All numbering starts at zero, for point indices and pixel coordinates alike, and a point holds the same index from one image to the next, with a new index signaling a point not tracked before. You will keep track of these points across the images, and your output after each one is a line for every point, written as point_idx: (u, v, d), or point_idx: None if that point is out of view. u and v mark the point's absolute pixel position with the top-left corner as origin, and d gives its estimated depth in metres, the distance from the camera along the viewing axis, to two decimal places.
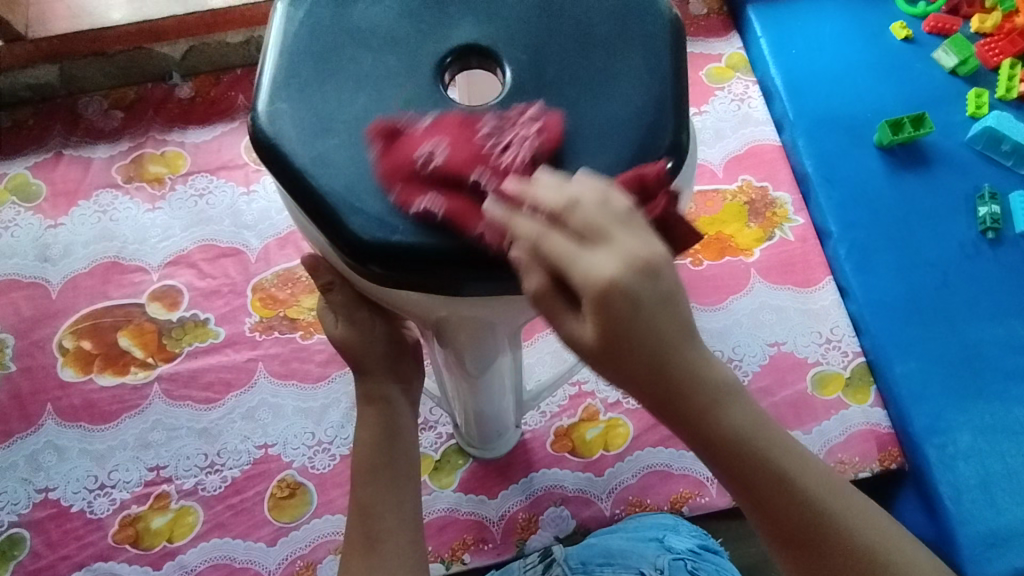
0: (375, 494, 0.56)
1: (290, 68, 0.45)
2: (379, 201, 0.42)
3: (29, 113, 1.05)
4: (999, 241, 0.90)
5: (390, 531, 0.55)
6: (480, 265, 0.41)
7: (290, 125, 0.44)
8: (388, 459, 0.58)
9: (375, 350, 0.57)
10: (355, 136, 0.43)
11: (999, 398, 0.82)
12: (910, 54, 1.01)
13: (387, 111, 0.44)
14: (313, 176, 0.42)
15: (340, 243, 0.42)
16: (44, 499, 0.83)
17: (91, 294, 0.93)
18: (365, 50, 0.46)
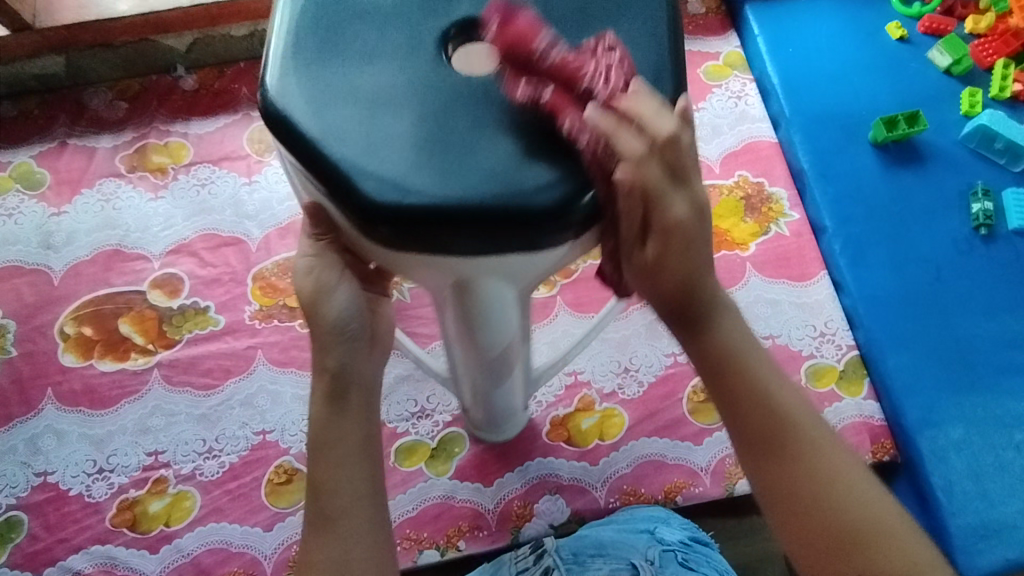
0: (325, 467, 0.54)
1: (296, 51, 0.48)
2: (389, 165, 0.45)
3: (35, 103, 1.06)
4: (991, 237, 0.91)
5: (344, 509, 0.53)
6: (494, 220, 0.44)
7: (299, 101, 0.46)
8: (339, 433, 0.54)
9: (337, 318, 0.55)
10: (364, 108, 0.46)
11: (992, 391, 0.83)
12: (905, 54, 1.02)
13: (393, 83, 0.47)
14: (324, 147, 0.45)
15: (354, 211, 0.45)
16: (43, 482, 0.84)
17: (93, 281, 0.94)
18: (367, 31, 0.49)
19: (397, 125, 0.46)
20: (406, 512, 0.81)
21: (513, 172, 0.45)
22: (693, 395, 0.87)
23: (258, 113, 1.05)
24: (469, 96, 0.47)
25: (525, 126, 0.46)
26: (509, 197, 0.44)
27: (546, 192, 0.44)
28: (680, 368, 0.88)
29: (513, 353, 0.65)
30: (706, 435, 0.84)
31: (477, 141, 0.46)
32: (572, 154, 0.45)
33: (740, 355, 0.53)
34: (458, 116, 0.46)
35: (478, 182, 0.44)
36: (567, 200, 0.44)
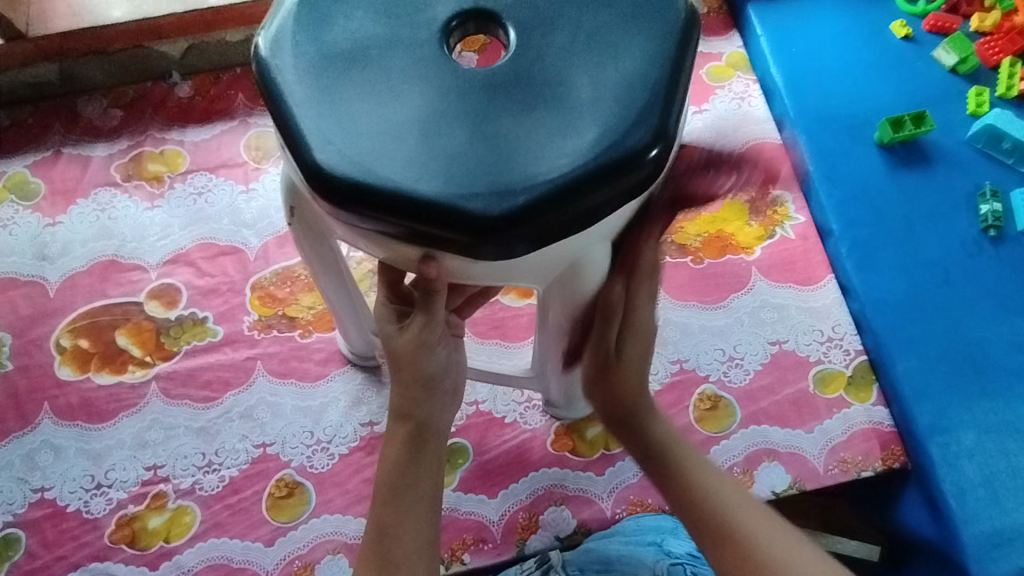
0: (392, 514, 0.58)
1: (316, 110, 0.48)
2: (481, 180, 0.45)
3: (29, 112, 1.04)
4: (1000, 239, 0.89)
5: (405, 556, 0.57)
6: (601, 178, 0.46)
7: (347, 161, 0.46)
8: (415, 480, 0.58)
9: (434, 372, 0.58)
10: (414, 135, 0.47)
11: (1003, 396, 0.82)
12: (910, 53, 1.01)
13: (424, 99, 0.48)
14: (408, 191, 0.45)
15: (468, 234, 0.45)
16: (40, 498, 0.82)
17: (89, 292, 0.93)
18: (371, 65, 0.50)
19: (456, 141, 0.47)
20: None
21: (599, 142, 0.46)
22: (700, 402, 0.85)
23: (255, 120, 1.04)
24: (504, 85, 0.48)
25: (572, 99, 0.48)
26: (606, 154, 0.46)
27: (633, 137, 0.47)
28: (687, 375, 0.87)
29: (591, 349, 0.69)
30: (713, 444, 0.83)
31: (540, 124, 0.47)
32: (633, 106, 0.48)
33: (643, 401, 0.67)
34: (506, 107, 0.48)
35: (568, 159, 0.46)
36: (648, 147, 0.47)
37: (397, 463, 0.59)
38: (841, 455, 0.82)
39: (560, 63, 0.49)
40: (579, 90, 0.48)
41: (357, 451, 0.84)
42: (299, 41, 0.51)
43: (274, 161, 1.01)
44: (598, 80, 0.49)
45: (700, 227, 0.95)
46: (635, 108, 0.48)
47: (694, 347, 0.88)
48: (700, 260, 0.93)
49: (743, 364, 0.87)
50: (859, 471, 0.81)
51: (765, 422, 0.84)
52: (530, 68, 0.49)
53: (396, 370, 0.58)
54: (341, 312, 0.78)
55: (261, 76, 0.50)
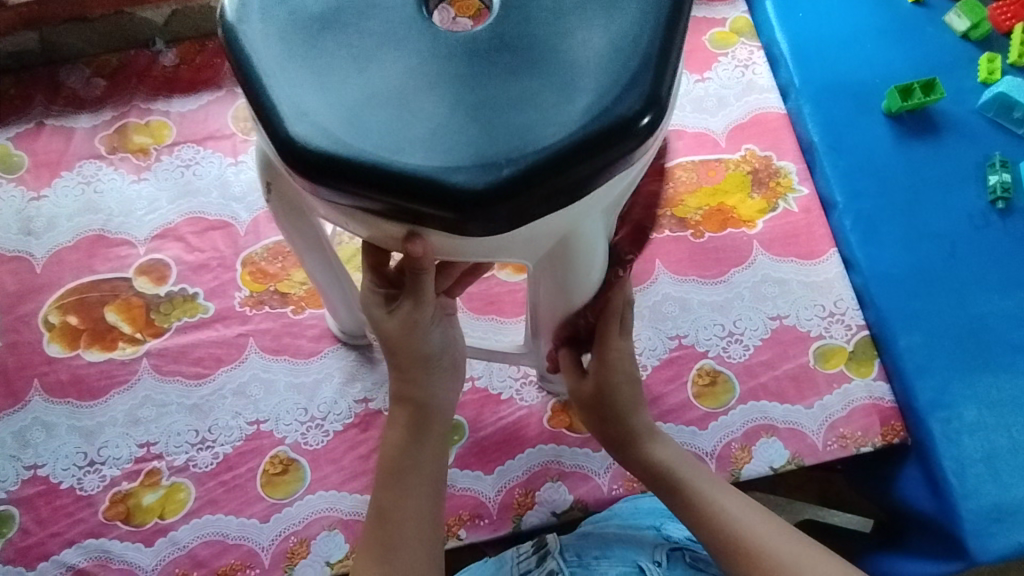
0: (393, 497, 0.59)
1: (290, 81, 0.46)
2: (465, 151, 0.43)
3: (10, 82, 1.01)
4: (1009, 212, 0.87)
5: (406, 539, 0.58)
6: (591, 147, 0.43)
7: (323, 134, 0.44)
8: (414, 463, 0.60)
9: (431, 350, 0.60)
10: (394, 105, 0.45)
11: (1006, 371, 0.80)
12: (921, 17, 0.97)
13: (404, 65, 0.46)
14: (388, 164, 0.43)
15: (452, 208, 0.43)
16: (33, 475, 0.82)
17: (77, 268, 0.91)
18: (346, 32, 0.47)
19: (437, 109, 0.44)
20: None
21: (588, 110, 0.44)
22: (699, 378, 0.84)
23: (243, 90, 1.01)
24: (487, 49, 0.46)
25: (560, 65, 0.46)
26: (596, 121, 0.44)
27: (623, 104, 0.44)
28: (686, 350, 0.86)
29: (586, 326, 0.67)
30: (711, 420, 0.82)
31: (527, 90, 0.45)
32: (624, 69, 0.45)
33: (632, 424, 0.70)
34: (491, 72, 0.45)
35: (557, 126, 0.44)
36: (640, 114, 0.44)
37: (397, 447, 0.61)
38: (841, 431, 0.81)
39: (548, 24, 0.47)
40: (569, 54, 0.46)
41: (353, 427, 0.83)
42: (269, 8, 0.48)
43: None
44: (588, 41, 0.46)
45: (701, 199, 0.93)
46: (626, 72, 0.45)
47: (693, 322, 0.87)
48: (700, 234, 0.91)
49: (743, 340, 0.86)
50: (858, 446, 0.80)
51: (765, 397, 0.83)
52: (515, 32, 0.46)
53: (392, 354, 0.59)
54: (326, 289, 0.76)
55: (230, 45, 0.48)
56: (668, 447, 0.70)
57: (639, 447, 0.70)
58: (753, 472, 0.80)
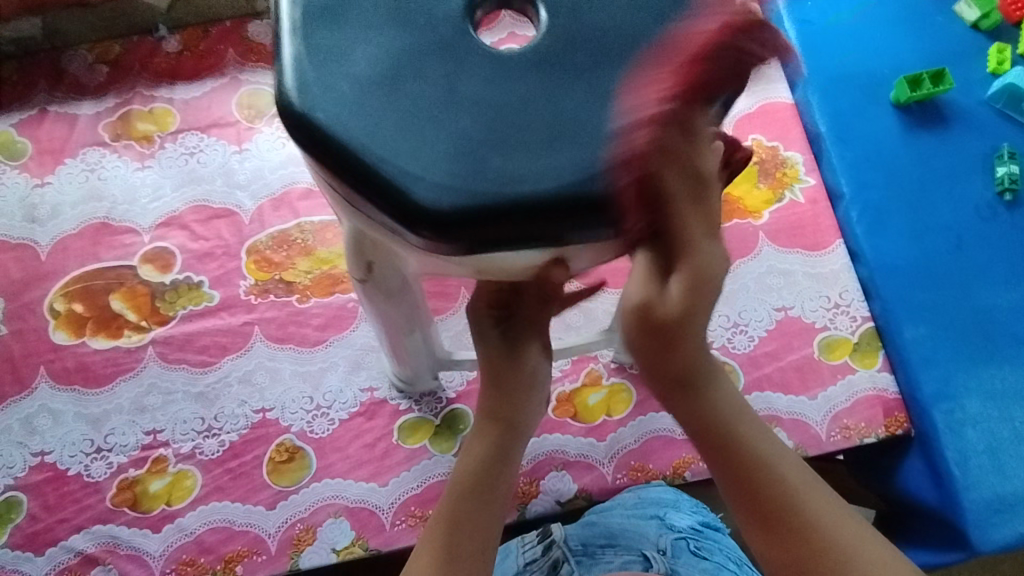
0: (463, 509, 0.56)
1: (390, 148, 0.43)
2: (586, 159, 0.43)
3: (12, 68, 1.01)
4: (1016, 203, 0.87)
5: (475, 552, 0.55)
6: None
7: (448, 192, 0.42)
8: (494, 478, 0.57)
9: (534, 378, 0.58)
10: (502, 141, 0.43)
11: (1011, 363, 0.81)
12: (931, 7, 0.96)
13: (493, 98, 0.44)
14: (527, 199, 0.42)
15: (604, 219, 0.43)
16: (40, 462, 0.82)
17: (82, 255, 0.91)
18: (417, 79, 0.44)
19: (539, 131, 0.43)
20: (399, 497, 0.79)
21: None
22: None
23: (246, 77, 1.00)
24: (550, 62, 0.45)
25: (624, 63, 0.45)
26: None
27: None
28: None
29: None
30: None
31: (608, 88, 0.44)
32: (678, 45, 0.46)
33: (700, 364, 0.52)
34: (569, 83, 0.44)
35: None
36: None
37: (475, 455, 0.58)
38: (844, 422, 0.81)
39: (606, 25, 0.46)
40: (635, 40, 0.46)
41: (358, 416, 0.83)
42: (325, 85, 0.44)
43: (267, 120, 0.98)
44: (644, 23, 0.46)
45: None
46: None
47: None
48: None
49: (748, 331, 0.86)
50: (862, 437, 0.81)
51: (769, 388, 0.83)
52: (575, 36, 0.46)
53: (497, 376, 0.58)
54: (388, 340, 0.71)
55: (306, 138, 0.43)
56: (734, 407, 0.53)
57: (698, 398, 0.53)
58: None
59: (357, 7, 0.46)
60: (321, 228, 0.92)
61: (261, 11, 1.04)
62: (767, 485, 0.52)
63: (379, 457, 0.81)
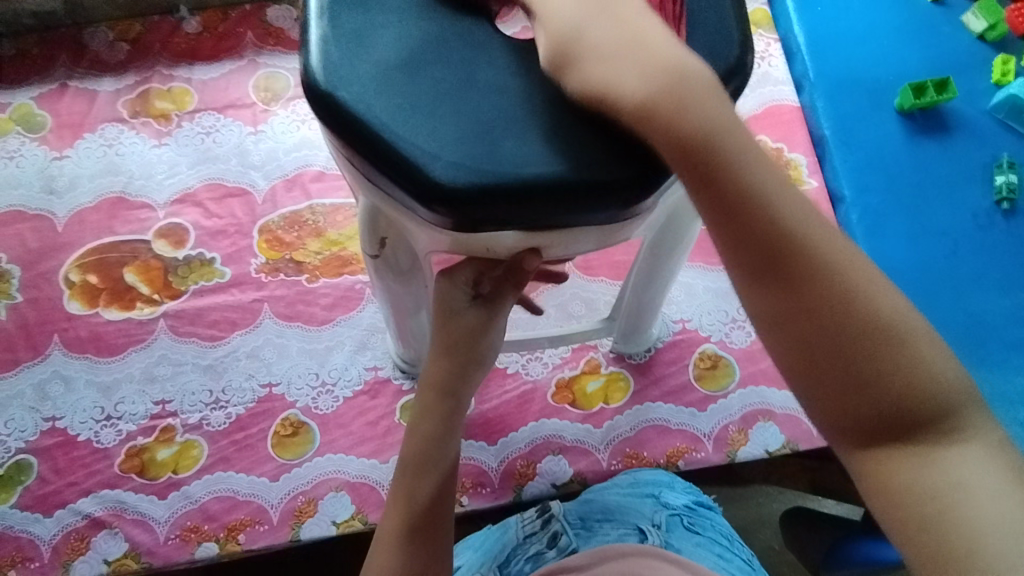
0: (424, 482, 0.57)
1: (409, 127, 0.45)
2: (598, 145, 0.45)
3: (33, 43, 1.03)
4: (1013, 212, 0.89)
5: (443, 520, 0.57)
6: None
7: (462, 170, 0.44)
8: (444, 447, 0.58)
9: (481, 354, 0.59)
10: (515, 124, 0.45)
11: (1000, 367, 0.83)
12: (938, 17, 0.98)
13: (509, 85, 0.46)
14: (535, 178, 0.44)
15: (610, 198, 0.45)
16: (52, 427, 0.84)
17: (97, 228, 0.93)
18: (437, 64, 0.46)
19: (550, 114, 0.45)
20: None
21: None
22: (700, 361, 0.87)
23: (264, 60, 1.02)
24: None
25: None
26: None
27: (720, 58, 0.47)
28: (688, 334, 0.88)
29: (658, 284, 0.71)
30: (711, 402, 0.85)
31: None
32: (693, 40, 0.48)
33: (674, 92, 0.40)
34: None
35: None
36: (728, 77, 0.47)
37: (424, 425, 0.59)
38: None
39: None
40: None
41: (362, 394, 0.85)
42: (352, 65, 0.46)
43: (283, 103, 0.99)
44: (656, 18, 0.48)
45: None
46: (701, 35, 0.48)
47: (697, 307, 0.89)
48: None
49: (745, 326, 0.88)
50: None
51: (763, 382, 0.85)
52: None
53: (450, 347, 0.59)
54: (398, 324, 0.74)
55: (330, 115, 0.45)
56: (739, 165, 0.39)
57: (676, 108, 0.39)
58: (748, 454, 0.83)
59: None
60: (332, 210, 0.94)
61: None
62: (817, 291, 0.37)
63: (381, 435, 0.84)
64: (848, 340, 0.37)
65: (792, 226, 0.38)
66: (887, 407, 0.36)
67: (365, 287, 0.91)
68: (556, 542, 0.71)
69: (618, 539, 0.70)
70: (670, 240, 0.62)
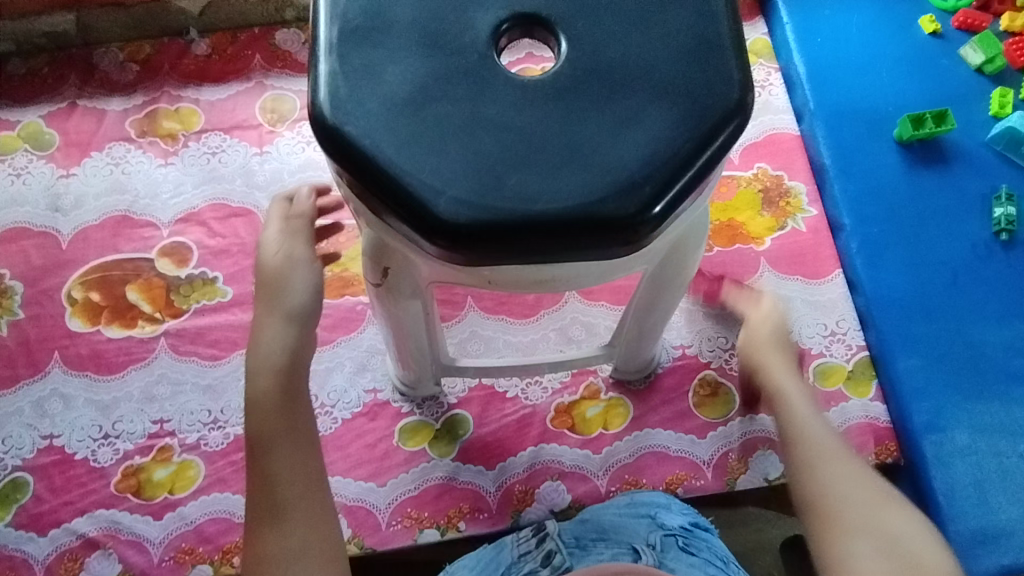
0: (271, 459, 0.56)
1: (415, 163, 0.45)
2: (602, 185, 0.45)
3: (44, 62, 1.04)
4: (1012, 243, 0.89)
5: (296, 499, 0.55)
6: (700, 147, 0.47)
7: (465, 207, 0.45)
8: (292, 420, 0.57)
9: (303, 304, 0.60)
10: (519, 161, 0.46)
11: (1000, 398, 0.83)
12: (936, 50, 0.99)
13: (513, 121, 0.47)
14: (540, 215, 0.45)
15: (615, 236, 0.45)
16: (49, 445, 0.84)
17: (101, 246, 0.93)
18: (442, 100, 0.47)
19: (554, 155, 0.46)
20: (398, 497, 0.81)
21: (693, 116, 0.48)
22: (700, 388, 0.87)
23: (271, 82, 1.03)
24: (574, 87, 0.48)
25: (640, 89, 0.48)
26: (695, 122, 0.47)
27: (722, 99, 0.48)
28: (688, 360, 0.88)
29: (660, 312, 0.71)
30: (711, 429, 0.84)
31: (625, 114, 0.47)
32: (696, 77, 0.49)
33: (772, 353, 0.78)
34: (584, 108, 0.47)
35: (659, 140, 0.47)
36: (730, 113, 0.48)
37: (260, 400, 0.57)
38: None
39: (627, 46, 0.50)
40: (652, 74, 0.49)
41: (361, 416, 0.85)
42: (359, 99, 0.47)
43: (290, 125, 1.01)
44: (658, 58, 0.49)
45: (712, 214, 0.95)
46: (701, 75, 0.49)
47: (697, 333, 0.89)
48: (709, 247, 0.93)
49: None
50: None
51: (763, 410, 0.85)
52: (594, 67, 0.49)
53: (264, 295, 0.61)
54: (399, 347, 0.74)
55: (337, 148, 0.46)
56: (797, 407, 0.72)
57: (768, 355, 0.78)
58: (747, 483, 0.83)
59: (392, 30, 0.50)
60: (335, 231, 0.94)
61: (289, 19, 1.07)
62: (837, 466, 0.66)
63: (379, 458, 0.83)
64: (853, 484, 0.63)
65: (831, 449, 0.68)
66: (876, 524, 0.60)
67: (366, 308, 0.91)
68: (550, 561, 0.72)
69: (613, 559, 0.71)
70: (672, 271, 0.63)
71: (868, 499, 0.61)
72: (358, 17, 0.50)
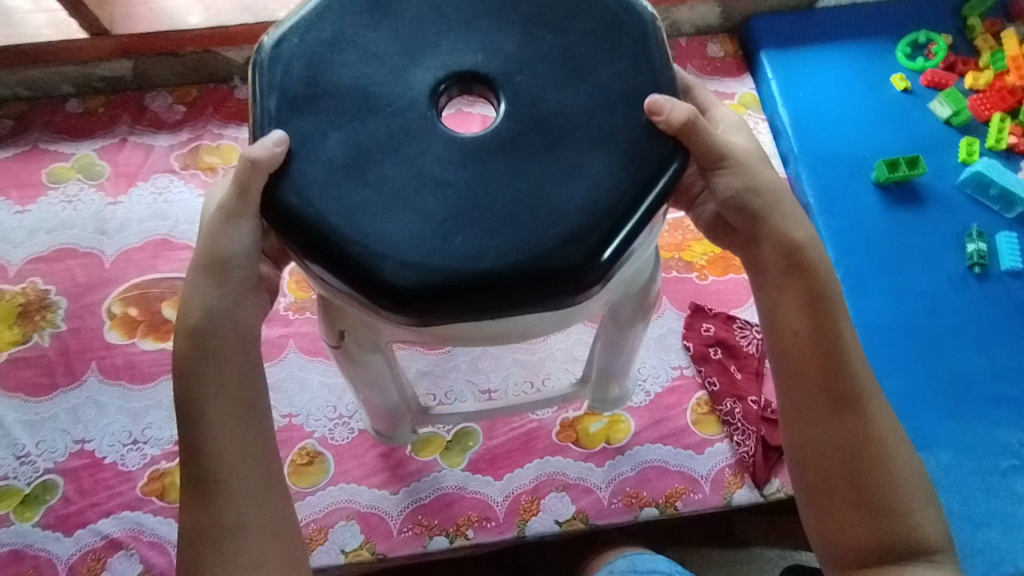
0: (206, 429, 0.56)
1: (356, 227, 0.51)
2: (552, 235, 0.51)
3: (101, 103, 1.15)
4: (984, 277, 0.97)
5: (234, 464, 0.56)
6: (637, 195, 0.52)
7: (411, 270, 0.50)
8: (224, 381, 0.58)
9: (232, 253, 0.56)
10: (464, 219, 0.51)
11: (981, 420, 0.88)
12: (908, 104, 1.09)
13: (456, 179, 0.52)
14: (485, 271, 0.50)
15: (561, 283, 0.50)
16: (80, 449, 0.89)
17: (142, 266, 1.01)
18: (384, 163, 0.53)
19: (502, 202, 0.52)
20: (410, 505, 0.85)
21: (627, 169, 0.53)
22: (699, 405, 0.92)
23: None
24: (517, 139, 0.53)
25: (581, 141, 0.53)
26: (631, 170, 0.53)
27: (657, 148, 0.53)
28: (685, 380, 0.93)
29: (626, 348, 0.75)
30: (707, 446, 0.89)
31: (565, 164, 0.53)
32: (632, 128, 0.54)
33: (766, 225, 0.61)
34: (527, 157, 0.53)
35: (593, 189, 0.52)
36: (668, 161, 0.53)
37: (189, 372, 0.57)
38: None
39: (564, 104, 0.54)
40: (590, 127, 0.53)
41: None
42: (311, 171, 0.53)
43: None
44: (590, 112, 0.54)
45: (707, 246, 1.03)
46: (640, 124, 0.54)
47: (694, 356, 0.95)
48: (705, 276, 1.01)
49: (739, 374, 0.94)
50: None
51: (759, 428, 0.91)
52: (532, 125, 0.53)
53: (204, 267, 0.57)
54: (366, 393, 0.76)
55: (295, 218, 0.52)
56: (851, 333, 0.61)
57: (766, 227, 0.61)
58: (744, 497, 0.86)
59: (329, 100, 0.55)
60: None
61: None
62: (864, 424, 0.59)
63: (393, 466, 0.88)
64: (868, 462, 0.59)
65: (865, 392, 0.60)
66: (889, 534, 0.57)
67: None
68: None
69: None
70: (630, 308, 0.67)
71: (895, 495, 0.58)
72: (299, 87, 0.55)
